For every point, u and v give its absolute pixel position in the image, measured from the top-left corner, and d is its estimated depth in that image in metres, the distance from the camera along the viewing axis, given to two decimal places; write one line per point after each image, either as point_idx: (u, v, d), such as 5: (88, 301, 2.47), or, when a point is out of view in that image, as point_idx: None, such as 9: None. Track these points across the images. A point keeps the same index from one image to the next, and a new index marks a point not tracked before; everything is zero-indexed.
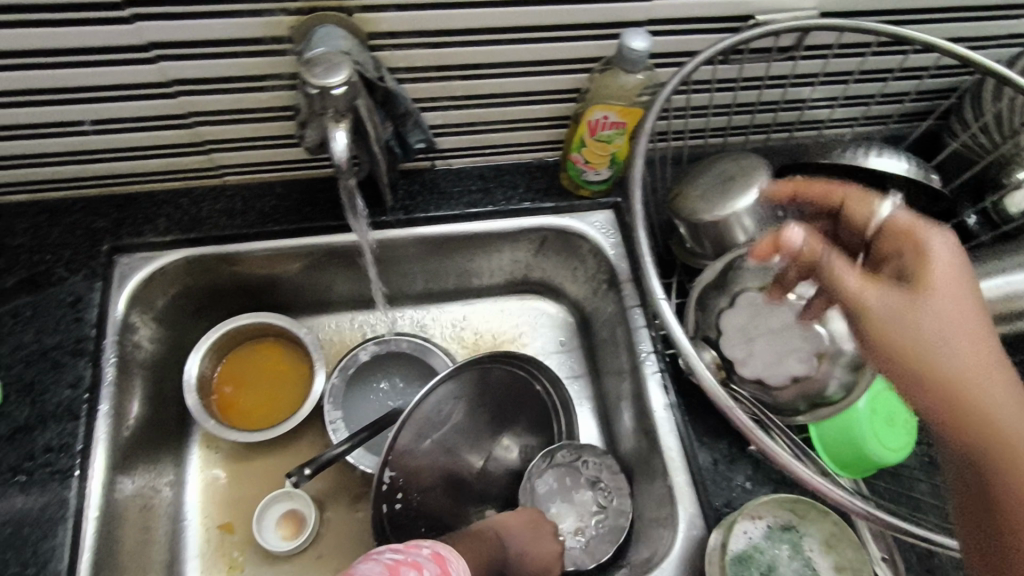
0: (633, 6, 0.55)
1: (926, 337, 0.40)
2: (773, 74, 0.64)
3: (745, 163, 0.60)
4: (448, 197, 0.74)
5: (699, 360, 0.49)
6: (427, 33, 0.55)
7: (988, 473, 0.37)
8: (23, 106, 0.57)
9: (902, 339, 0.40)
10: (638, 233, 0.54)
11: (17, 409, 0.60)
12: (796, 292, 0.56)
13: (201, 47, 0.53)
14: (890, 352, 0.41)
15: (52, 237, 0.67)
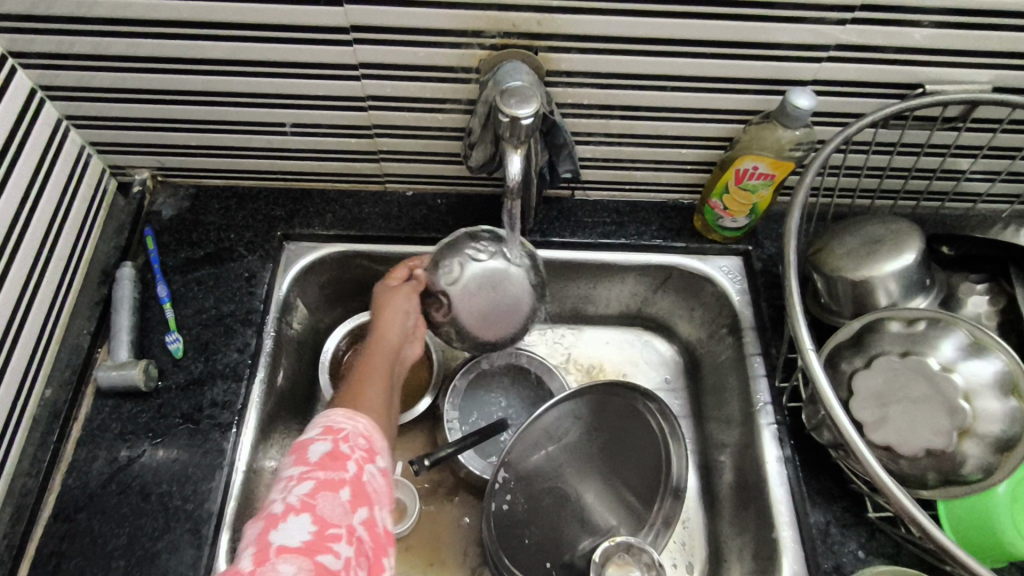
0: (801, 66, 0.58)
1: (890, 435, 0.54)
2: (933, 143, 0.64)
3: (897, 230, 0.60)
4: (584, 226, 0.78)
5: (824, 387, 0.52)
6: (600, 75, 0.60)
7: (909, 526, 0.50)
8: (242, 106, 0.67)
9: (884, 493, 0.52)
10: (788, 270, 0.56)
11: (193, 364, 0.68)
12: (939, 363, 0.54)
13: (401, 70, 0.60)
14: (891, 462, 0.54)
15: (237, 219, 0.77)
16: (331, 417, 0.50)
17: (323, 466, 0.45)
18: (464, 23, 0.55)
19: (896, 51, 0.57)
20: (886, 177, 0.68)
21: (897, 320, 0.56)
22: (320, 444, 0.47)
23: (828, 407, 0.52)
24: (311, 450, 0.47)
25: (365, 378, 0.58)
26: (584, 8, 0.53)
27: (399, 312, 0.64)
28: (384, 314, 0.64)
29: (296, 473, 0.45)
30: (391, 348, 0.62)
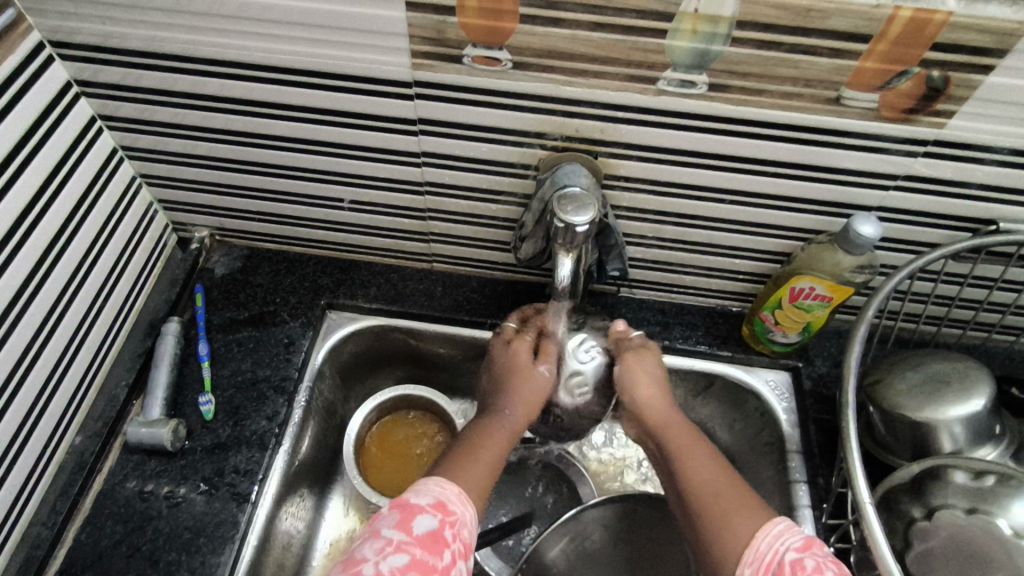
0: (866, 193, 0.57)
1: (692, 461, 0.57)
2: (1006, 278, 0.61)
3: (963, 369, 0.56)
4: (627, 324, 0.76)
5: (879, 536, 0.47)
6: (658, 183, 0.59)
7: (691, 494, 0.55)
8: (305, 180, 0.69)
9: (698, 475, 0.56)
10: (847, 403, 0.52)
11: (221, 427, 0.68)
12: (1011, 526, 0.49)
13: (462, 161, 0.62)
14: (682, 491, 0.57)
15: (285, 284, 0.78)
16: (441, 488, 0.52)
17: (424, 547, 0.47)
18: (528, 125, 0.56)
19: (968, 187, 0.55)
20: (953, 309, 0.64)
21: (963, 470, 0.52)
22: (426, 518, 0.50)
23: (882, 562, 0.46)
24: (418, 523, 0.49)
25: (478, 454, 0.57)
26: (648, 121, 0.54)
27: (652, 388, 0.63)
28: (640, 370, 0.63)
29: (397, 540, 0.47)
30: (512, 432, 0.61)
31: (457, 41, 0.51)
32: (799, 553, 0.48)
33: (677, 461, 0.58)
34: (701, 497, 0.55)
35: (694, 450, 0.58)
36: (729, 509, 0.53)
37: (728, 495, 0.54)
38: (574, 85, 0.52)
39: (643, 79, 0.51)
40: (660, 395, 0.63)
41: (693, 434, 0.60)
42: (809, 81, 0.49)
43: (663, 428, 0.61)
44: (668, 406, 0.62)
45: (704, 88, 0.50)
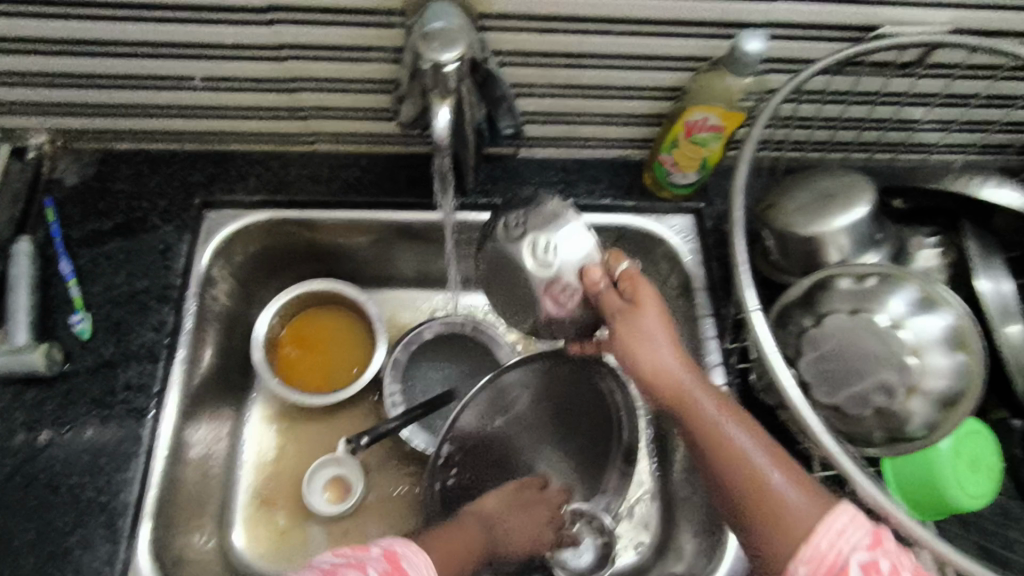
0: (751, 7, 0.54)
1: (732, 445, 0.50)
2: (887, 90, 0.61)
3: (850, 182, 0.57)
4: (528, 186, 0.73)
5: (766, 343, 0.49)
6: (537, 18, 0.54)
7: (746, 491, 0.48)
8: (142, 58, 0.59)
9: (747, 469, 0.49)
10: (736, 229, 0.53)
11: (104, 346, 0.63)
12: (890, 319, 0.53)
13: (315, 13, 0.54)
14: (738, 486, 0.49)
15: (150, 186, 0.70)
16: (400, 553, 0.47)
17: None
18: None
19: None
20: (840, 129, 0.65)
21: (848, 276, 0.55)
22: None
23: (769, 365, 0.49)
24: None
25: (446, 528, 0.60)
26: None
27: (670, 344, 0.53)
28: (642, 334, 0.53)
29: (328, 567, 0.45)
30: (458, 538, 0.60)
31: None
32: (870, 557, 0.42)
33: (722, 455, 0.50)
34: (752, 491, 0.48)
35: (735, 430, 0.50)
36: (773, 507, 0.47)
37: (794, 525, 0.45)
38: None
39: None
40: (674, 347, 0.53)
41: (712, 397, 0.52)
42: None
43: (678, 383, 0.53)
44: (664, 353, 0.53)
45: None
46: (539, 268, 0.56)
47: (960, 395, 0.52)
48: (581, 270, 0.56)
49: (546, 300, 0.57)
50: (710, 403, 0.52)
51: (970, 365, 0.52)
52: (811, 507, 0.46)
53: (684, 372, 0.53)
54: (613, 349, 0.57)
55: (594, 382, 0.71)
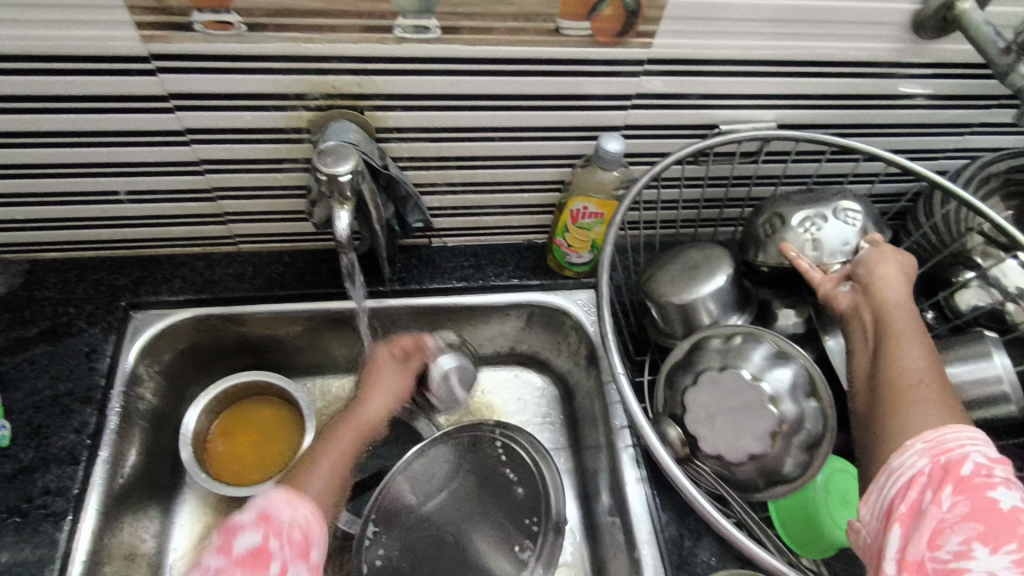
0: (611, 114, 0.64)
1: (915, 367, 0.52)
2: (737, 174, 0.71)
3: (711, 253, 0.66)
4: (442, 271, 0.79)
5: (629, 397, 0.57)
6: (428, 129, 0.63)
7: (893, 392, 0.51)
8: (69, 177, 0.65)
9: (906, 375, 0.51)
10: (603, 307, 0.60)
11: (23, 451, 0.64)
12: (752, 372, 0.59)
13: (230, 134, 0.61)
14: (876, 379, 0.53)
15: (76, 292, 0.73)
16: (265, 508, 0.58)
17: (247, 564, 0.52)
18: (286, 87, 0.57)
19: (687, 97, 0.63)
20: (706, 209, 0.74)
21: (716, 337, 0.62)
22: (250, 536, 0.54)
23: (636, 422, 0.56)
24: (238, 543, 0.54)
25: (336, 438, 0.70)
26: (399, 70, 0.56)
27: (900, 284, 0.57)
28: (891, 281, 0.57)
29: (217, 565, 0.52)
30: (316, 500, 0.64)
31: (181, 8, 0.50)
32: (955, 515, 0.43)
33: (902, 367, 0.52)
34: (902, 390, 0.51)
35: (910, 346, 0.53)
36: (913, 409, 0.50)
37: (917, 423, 0.49)
38: (318, 42, 0.53)
39: (380, 29, 0.53)
40: (905, 295, 0.57)
41: (915, 327, 0.54)
42: (528, 16, 0.54)
43: (902, 308, 0.56)
44: (896, 293, 0.57)
45: (439, 32, 0.54)
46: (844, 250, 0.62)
47: (821, 436, 0.58)
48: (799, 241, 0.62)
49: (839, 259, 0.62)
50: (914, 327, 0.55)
51: (824, 409, 0.58)
52: (938, 415, 0.49)
53: (904, 313, 0.55)
54: (847, 302, 0.58)
55: (517, 453, 0.75)
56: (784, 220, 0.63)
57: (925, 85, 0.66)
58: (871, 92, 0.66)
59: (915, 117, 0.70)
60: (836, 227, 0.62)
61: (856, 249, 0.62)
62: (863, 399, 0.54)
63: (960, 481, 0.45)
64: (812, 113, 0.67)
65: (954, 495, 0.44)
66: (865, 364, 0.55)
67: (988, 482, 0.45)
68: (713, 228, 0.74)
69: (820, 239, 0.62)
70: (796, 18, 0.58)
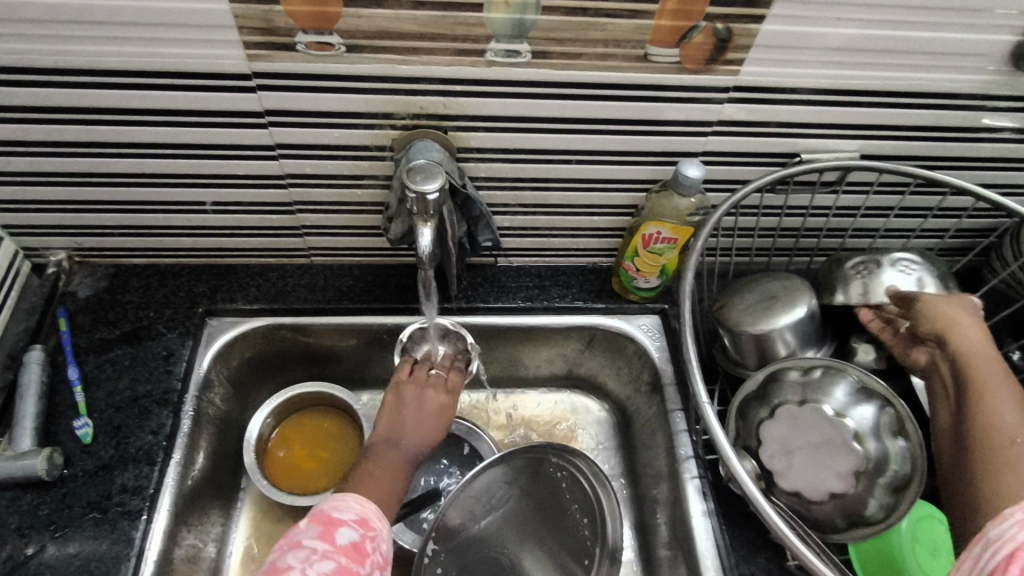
0: (690, 139, 0.63)
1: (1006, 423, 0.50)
2: (815, 204, 0.70)
3: (790, 283, 0.64)
4: (508, 291, 0.80)
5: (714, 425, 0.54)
6: (508, 151, 0.63)
7: (985, 449, 0.49)
8: (162, 186, 0.67)
9: (1003, 434, 0.49)
10: (684, 330, 0.58)
11: (103, 449, 0.66)
12: (834, 408, 0.58)
13: (317, 150, 0.63)
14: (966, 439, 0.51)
15: (157, 297, 0.76)
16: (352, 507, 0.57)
17: (348, 555, 0.52)
18: (376, 106, 0.58)
19: (769, 125, 0.63)
20: (781, 238, 0.73)
21: (794, 369, 0.60)
22: (346, 531, 0.54)
23: (722, 454, 0.53)
24: (340, 535, 0.53)
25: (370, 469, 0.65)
26: (486, 92, 0.57)
27: (982, 337, 0.55)
28: (967, 334, 0.55)
29: (321, 550, 0.52)
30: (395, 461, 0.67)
31: (286, 29, 0.52)
32: None
33: (990, 425, 0.50)
34: (995, 447, 0.49)
35: (1002, 401, 0.51)
36: (1014, 469, 0.47)
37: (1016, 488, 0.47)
38: (411, 63, 0.55)
39: (472, 52, 0.54)
40: (988, 348, 0.55)
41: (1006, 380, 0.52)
42: (618, 42, 0.54)
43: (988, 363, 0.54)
44: (982, 344, 0.55)
45: (529, 56, 0.55)
46: None
47: (907, 478, 0.56)
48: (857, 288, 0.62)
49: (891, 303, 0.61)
50: (1007, 385, 0.52)
51: (913, 450, 0.56)
52: None
53: (994, 366, 0.53)
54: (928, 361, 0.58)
55: (579, 479, 0.75)
56: (842, 262, 0.64)
57: (1019, 119, 0.64)
58: (959, 125, 0.64)
59: (1004, 152, 0.68)
60: (891, 277, 0.62)
61: None
62: (949, 459, 0.53)
63: None
64: (896, 144, 0.66)
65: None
66: (950, 424, 0.54)
67: None
68: (787, 257, 0.73)
69: (872, 284, 0.62)
70: (890, 48, 0.57)
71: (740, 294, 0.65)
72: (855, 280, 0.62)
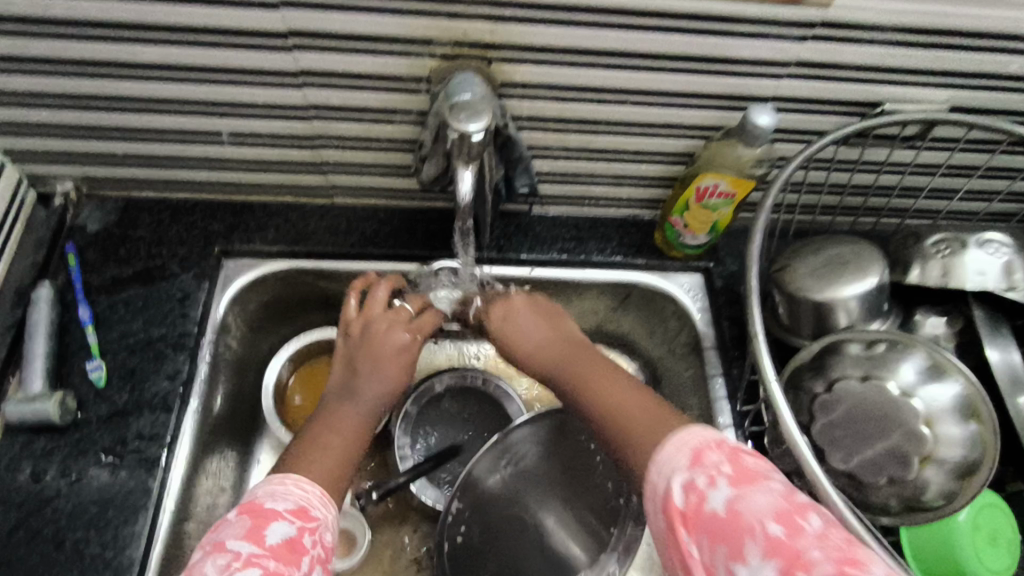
0: (762, 82, 0.57)
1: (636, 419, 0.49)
2: (892, 160, 0.63)
3: (860, 249, 0.59)
4: (542, 242, 0.74)
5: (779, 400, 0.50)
6: (557, 87, 0.57)
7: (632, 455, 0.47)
8: (173, 114, 0.62)
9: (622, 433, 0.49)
10: (749, 295, 0.53)
11: (117, 393, 0.63)
12: (900, 387, 0.53)
13: (346, 79, 0.57)
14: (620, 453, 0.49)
15: (170, 234, 0.71)
16: (687, 440, 0.44)
17: (281, 557, 0.43)
18: (415, 31, 0.52)
19: (853, 69, 0.56)
20: (848, 196, 0.67)
21: (858, 342, 0.55)
22: (281, 526, 0.45)
23: (786, 431, 0.49)
24: (272, 531, 0.44)
25: (334, 407, 0.60)
26: (539, 18, 0.51)
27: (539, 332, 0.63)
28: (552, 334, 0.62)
29: (246, 553, 0.42)
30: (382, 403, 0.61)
31: None
32: (721, 486, 0.40)
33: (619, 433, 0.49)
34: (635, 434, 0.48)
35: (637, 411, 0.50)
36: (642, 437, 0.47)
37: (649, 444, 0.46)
38: None
39: None
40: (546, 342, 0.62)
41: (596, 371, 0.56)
42: None
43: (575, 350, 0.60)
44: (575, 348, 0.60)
45: None
46: (997, 279, 0.55)
47: (978, 464, 0.52)
48: (939, 266, 0.57)
49: (949, 268, 0.56)
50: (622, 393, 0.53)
51: (983, 434, 0.52)
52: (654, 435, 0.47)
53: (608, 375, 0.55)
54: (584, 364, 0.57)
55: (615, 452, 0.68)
56: (919, 237, 0.59)
57: None
58: None
59: None
60: (977, 258, 0.56)
61: (994, 284, 0.55)
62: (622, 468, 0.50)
63: (740, 470, 0.41)
64: (993, 95, 0.59)
65: (694, 537, 0.40)
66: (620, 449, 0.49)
67: (726, 456, 0.42)
68: (853, 218, 0.67)
69: (955, 265, 0.56)
70: None
71: (805, 257, 0.59)
72: (934, 259, 0.57)
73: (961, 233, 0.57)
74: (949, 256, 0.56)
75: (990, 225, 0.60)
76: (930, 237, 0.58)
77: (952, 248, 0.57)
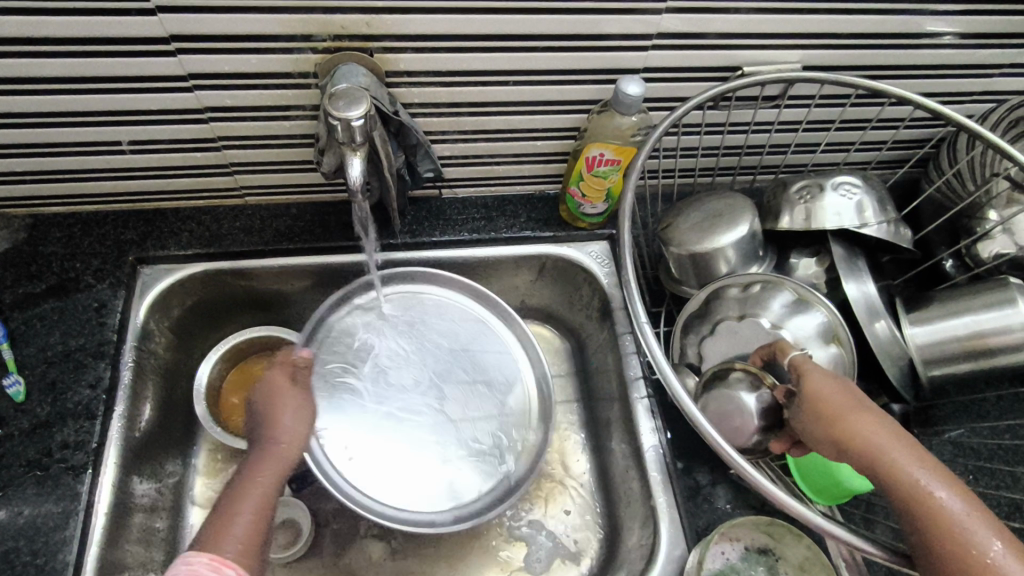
0: (630, 55, 0.61)
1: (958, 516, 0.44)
2: (758, 120, 0.69)
3: (733, 202, 0.64)
4: (453, 224, 0.78)
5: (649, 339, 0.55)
6: (441, 73, 0.60)
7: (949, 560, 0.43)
8: (68, 126, 0.62)
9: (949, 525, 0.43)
10: (624, 252, 0.58)
11: (39, 406, 0.64)
12: (771, 320, 0.59)
13: (235, 79, 0.59)
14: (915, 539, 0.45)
15: (83, 247, 0.72)
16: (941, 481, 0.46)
17: None
18: (293, 28, 0.54)
19: (709, 37, 0.61)
20: (723, 156, 0.72)
21: (733, 285, 0.61)
22: None
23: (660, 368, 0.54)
24: None
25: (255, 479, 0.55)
26: (409, 8, 0.54)
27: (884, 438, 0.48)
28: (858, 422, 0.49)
29: None
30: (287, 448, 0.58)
31: None
32: None
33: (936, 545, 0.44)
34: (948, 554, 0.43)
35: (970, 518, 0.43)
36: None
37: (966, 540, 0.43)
38: None
39: None
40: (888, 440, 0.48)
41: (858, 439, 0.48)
42: None
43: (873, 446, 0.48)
44: (879, 433, 0.48)
45: None
46: (852, 218, 0.61)
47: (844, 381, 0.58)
48: (801, 211, 0.62)
49: (810, 212, 0.62)
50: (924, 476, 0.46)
51: (844, 355, 0.58)
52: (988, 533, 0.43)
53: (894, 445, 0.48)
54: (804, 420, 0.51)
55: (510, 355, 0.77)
56: (785, 187, 0.64)
57: (959, 23, 0.63)
58: (901, 32, 0.63)
59: (945, 57, 0.67)
60: (833, 201, 0.62)
61: (850, 224, 0.61)
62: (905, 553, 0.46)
63: None
64: (839, 53, 0.65)
65: None
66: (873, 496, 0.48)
67: None
68: (731, 176, 0.73)
69: (816, 209, 0.62)
70: None
71: (685, 214, 0.65)
72: (795, 205, 0.63)
73: (819, 179, 0.63)
74: (811, 202, 0.62)
75: (846, 171, 0.66)
76: (792, 185, 0.64)
77: (812, 194, 0.62)
